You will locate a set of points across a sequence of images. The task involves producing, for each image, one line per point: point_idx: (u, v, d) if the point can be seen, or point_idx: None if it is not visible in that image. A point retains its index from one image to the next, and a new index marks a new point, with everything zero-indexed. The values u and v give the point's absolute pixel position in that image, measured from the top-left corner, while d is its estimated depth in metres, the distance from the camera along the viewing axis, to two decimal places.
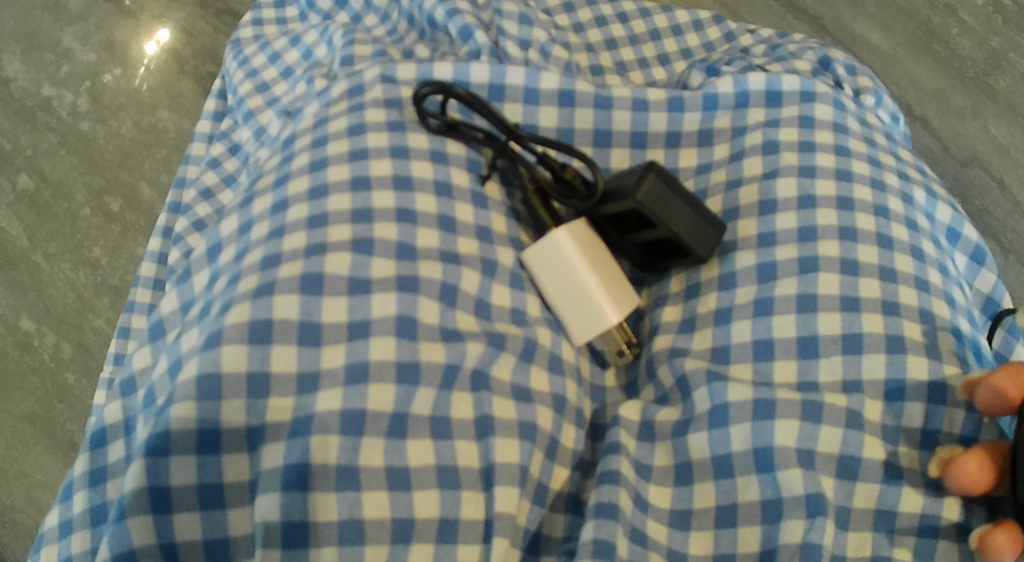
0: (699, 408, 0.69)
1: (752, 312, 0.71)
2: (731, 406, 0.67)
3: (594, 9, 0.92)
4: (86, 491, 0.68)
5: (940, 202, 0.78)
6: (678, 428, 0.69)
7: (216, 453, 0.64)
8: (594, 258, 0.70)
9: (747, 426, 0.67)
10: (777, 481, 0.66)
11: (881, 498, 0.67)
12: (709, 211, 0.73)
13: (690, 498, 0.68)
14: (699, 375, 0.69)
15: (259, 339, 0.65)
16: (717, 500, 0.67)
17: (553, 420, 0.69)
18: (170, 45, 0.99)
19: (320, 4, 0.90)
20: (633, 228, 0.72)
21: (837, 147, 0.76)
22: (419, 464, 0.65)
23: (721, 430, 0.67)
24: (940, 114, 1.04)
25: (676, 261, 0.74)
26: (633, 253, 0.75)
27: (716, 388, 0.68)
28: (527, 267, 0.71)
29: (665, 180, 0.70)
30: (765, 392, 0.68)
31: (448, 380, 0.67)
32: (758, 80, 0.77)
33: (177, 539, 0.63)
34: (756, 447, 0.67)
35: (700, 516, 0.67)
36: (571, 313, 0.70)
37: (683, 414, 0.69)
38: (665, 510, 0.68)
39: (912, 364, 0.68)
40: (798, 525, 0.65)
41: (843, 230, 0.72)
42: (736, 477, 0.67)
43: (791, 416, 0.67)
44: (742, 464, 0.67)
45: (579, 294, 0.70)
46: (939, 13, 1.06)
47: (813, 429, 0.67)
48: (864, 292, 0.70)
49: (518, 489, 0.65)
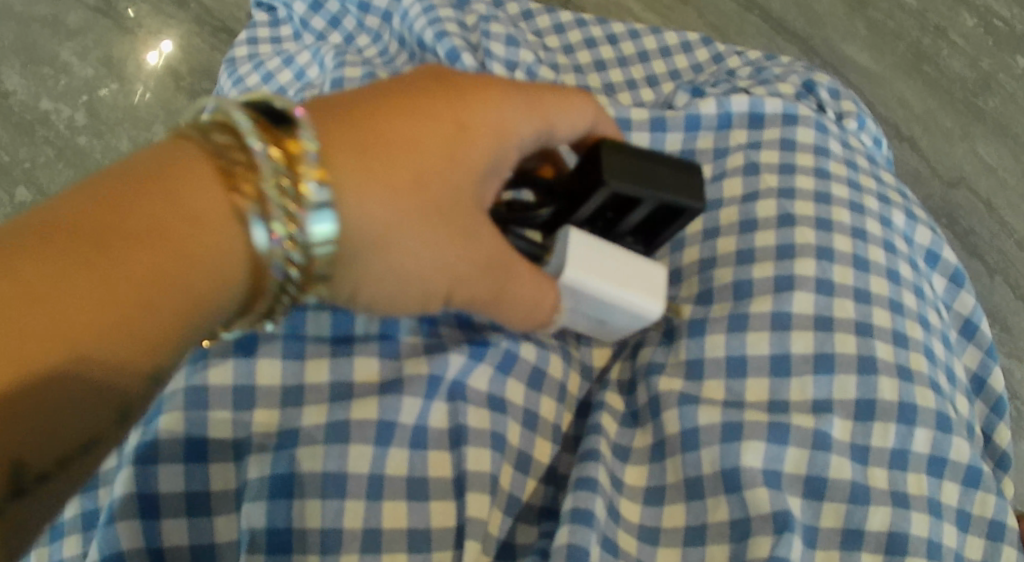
0: (670, 430, 0.75)
1: (727, 326, 0.77)
2: (701, 430, 0.74)
3: (584, 31, 0.95)
4: (78, 498, 0.71)
5: (919, 225, 0.86)
6: (655, 452, 0.75)
7: (204, 463, 0.67)
8: (583, 246, 0.69)
9: (716, 447, 0.73)
10: (744, 500, 0.72)
11: (850, 515, 0.73)
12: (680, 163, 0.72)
13: (659, 516, 0.74)
14: (671, 397, 0.75)
15: (244, 352, 0.69)
16: (688, 520, 0.73)
17: (523, 435, 0.70)
18: (169, 60, 1.02)
19: (313, 25, 0.93)
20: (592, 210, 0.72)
21: (819, 169, 0.82)
22: (395, 472, 0.66)
23: (693, 453, 0.73)
24: (928, 135, 1.05)
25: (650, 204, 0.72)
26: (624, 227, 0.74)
27: (687, 411, 0.74)
28: (578, 278, 0.69)
29: (624, 153, 0.69)
30: (732, 415, 0.74)
31: (430, 390, 0.68)
32: (742, 102, 0.84)
33: (165, 544, 0.66)
34: (724, 469, 0.73)
35: (668, 533, 0.73)
36: (639, 289, 0.71)
37: (655, 437, 0.76)
38: (635, 523, 0.74)
39: (886, 385, 0.76)
40: (766, 540, 0.70)
41: (821, 250, 0.79)
42: (707, 497, 0.73)
43: (757, 437, 0.73)
44: (712, 486, 0.73)
45: (604, 265, 0.70)
46: (930, 34, 1.07)
47: (780, 449, 0.73)
48: (837, 312, 0.77)
49: (490, 496, 0.67)
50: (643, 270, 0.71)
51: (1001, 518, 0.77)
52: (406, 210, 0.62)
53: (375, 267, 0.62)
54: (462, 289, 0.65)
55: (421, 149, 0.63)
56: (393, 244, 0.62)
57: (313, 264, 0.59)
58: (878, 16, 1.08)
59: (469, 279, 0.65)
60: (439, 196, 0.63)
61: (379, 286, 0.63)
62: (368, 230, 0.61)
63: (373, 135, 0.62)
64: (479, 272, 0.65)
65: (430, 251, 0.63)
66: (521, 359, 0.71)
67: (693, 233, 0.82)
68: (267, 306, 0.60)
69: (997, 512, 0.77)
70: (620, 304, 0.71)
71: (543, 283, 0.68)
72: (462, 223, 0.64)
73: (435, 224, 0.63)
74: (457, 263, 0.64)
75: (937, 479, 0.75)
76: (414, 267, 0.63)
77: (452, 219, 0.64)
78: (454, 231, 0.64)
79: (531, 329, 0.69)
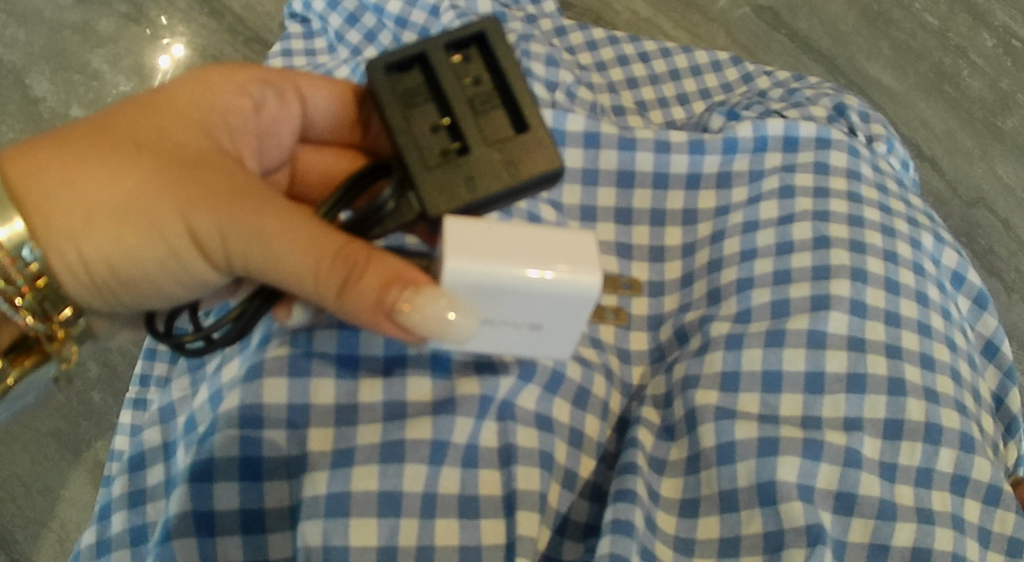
0: (706, 443, 0.77)
1: (764, 341, 0.79)
2: (737, 444, 0.76)
3: (616, 48, 0.97)
4: (125, 512, 0.79)
5: (946, 248, 0.88)
6: (689, 465, 0.77)
7: (258, 481, 0.75)
8: (463, 228, 0.62)
9: (753, 461, 0.75)
10: (779, 513, 0.74)
11: (877, 531, 0.75)
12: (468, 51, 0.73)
13: (694, 527, 0.76)
14: (708, 411, 0.77)
15: (299, 372, 0.77)
16: (722, 531, 0.75)
17: (569, 453, 0.78)
18: (182, 61, 1.04)
19: (348, 38, 0.94)
20: (427, 141, 0.71)
21: (850, 194, 0.85)
22: (446, 491, 0.74)
23: (729, 467, 0.76)
24: (949, 155, 1.06)
25: (472, 83, 0.72)
26: (472, 131, 0.71)
27: (724, 427, 0.76)
28: (467, 259, 0.61)
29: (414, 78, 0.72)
30: (769, 430, 0.76)
31: (482, 409, 0.76)
32: (777, 127, 0.86)
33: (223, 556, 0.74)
34: (760, 482, 0.75)
35: (702, 545, 0.75)
36: (553, 253, 0.62)
37: (691, 450, 0.78)
38: (671, 533, 0.76)
39: (914, 406, 0.78)
40: (799, 552, 0.73)
41: (855, 271, 0.81)
42: (741, 510, 0.75)
43: (793, 452, 0.75)
44: (747, 498, 0.75)
45: (495, 243, 0.62)
46: (951, 54, 1.09)
47: (813, 465, 0.75)
48: (869, 333, 0.79)
49: (538, 513, 0.74)
50: (559, 241, 0.63)
51: (1021, 537, 0.78)
52: (83, 173, 0.68)
53: (106, 234, 0.68)
54: (194, 221, 0.68)
55: (117, 123, 0.71)
56: (106, 199, 0.68)
57: (55, 316, 0.69)
58: (902, 35, 1.10)
59: (194, 208, 0.68)
60: (135, 177, 0.69)
61: (117, 248, 0.69)
62: (61, 212, 0.68)
63: (73, 135, 0.70)
64: (199, 200, 0.68)
65: (150, 199, 0.68)
66: (567, 378, 0.78)
67: (730, 254, 0.84)
68: (38, 358, 0.69)
69: (1017, 530, 0.78)
70: (529, 285, 0.62)
71: (332, 230, 0.67)
72: (166, 165, 0.70)
73: (142, 166, 0.69)
74: (174, 204, 0.68)
75: (959, 497, 0.78)
76: (136, 225, 0.68)
77: (151, 157, 0.69)
78: (159, 164, 0.69)
79: (372, 312, 0.66)
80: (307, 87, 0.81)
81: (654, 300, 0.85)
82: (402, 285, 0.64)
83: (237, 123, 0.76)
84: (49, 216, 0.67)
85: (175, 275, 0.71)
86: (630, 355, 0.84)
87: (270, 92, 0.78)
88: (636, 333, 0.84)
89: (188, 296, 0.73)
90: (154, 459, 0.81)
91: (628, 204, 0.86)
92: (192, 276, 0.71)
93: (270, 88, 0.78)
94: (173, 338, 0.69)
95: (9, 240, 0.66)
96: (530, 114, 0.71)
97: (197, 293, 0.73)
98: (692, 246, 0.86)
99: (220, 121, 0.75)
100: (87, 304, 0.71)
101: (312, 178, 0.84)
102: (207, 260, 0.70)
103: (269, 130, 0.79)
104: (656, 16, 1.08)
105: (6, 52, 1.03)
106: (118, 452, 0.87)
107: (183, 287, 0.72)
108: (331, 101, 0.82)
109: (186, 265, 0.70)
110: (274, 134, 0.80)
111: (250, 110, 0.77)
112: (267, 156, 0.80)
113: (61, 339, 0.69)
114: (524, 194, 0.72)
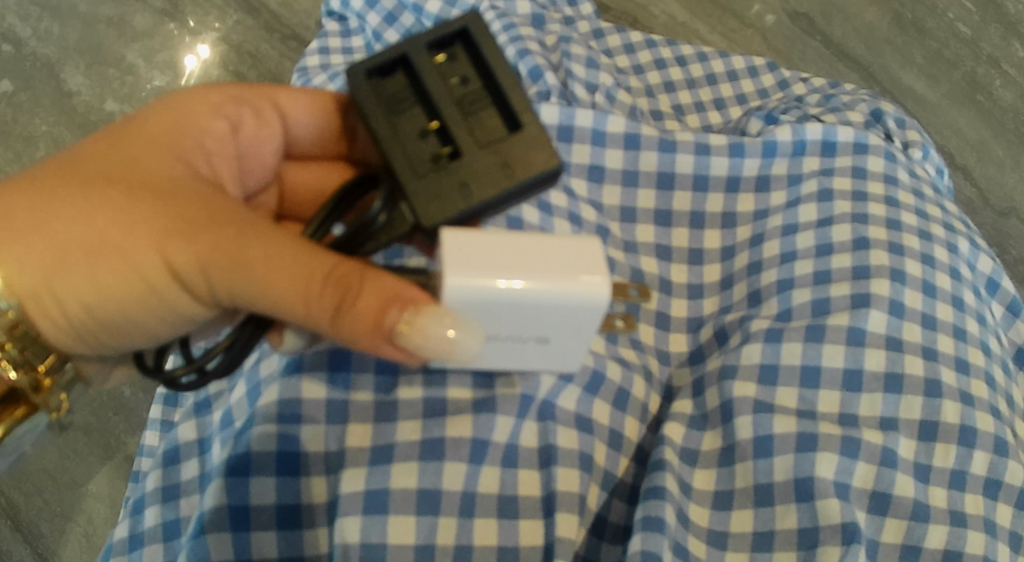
0: (742, 436, 0.77)
1: (803, 336, 0.78)
2: (775, 438, 0.76)
3: (654, 52, 0.98)
4: (159, 507, 0.79)
5: (982, 254, 0.88)
6: (724, 457, 0.77)
7: (296, 476, 0.75)
8: (460, 244, 0.63)
9: (790, 456, 0.75)
10: (815, 510, 0.74)
11: (910, 532, 0.75)
12: (452, 47, 0.71)
13: (727, 521, 0.75)
14: (746, 404, 0.77)
15: (338, 366, 0.77)
16: (755, 526, 0.75)
17: (608, 455, 0.78)
18: (210, 61, 1.04)
19: (386, 37, 0.95)
20: (417, 149, 0.69)
21: (888, 198, 0.85)
22: (486, 490, 0.74)
23: (765, 461, 0.76)
24: (981, 165, 1.07)
25: (458, 82, 0.70)
26: (463, 134, 0.69)
27: (762, 421, 0.76)
28: (470, 277, 0.62)
29: (399, 80, 0.70)
30: (807, 426, 0.76)
31: (522, 409, 0.76)
32: (816, 131, 0.86)
33: (258, 553, 0.74)
34: (797, 477, 0.75)
35: (736, 538, 0.75)
36: (557, 266, 0.63)
37: (726, 442, 0.77)
38: (704, 527, 0.76)
39: (949, 408, 0.78)
40: (833, 550, 0.73)
41: (894, 272, 0.81)
42: (776, 505, 0.75)
43: (831, 450, 0.75)
44: (783, 493, 0.75)
45: (497, 259, 0.62)
46: (984, 64, 1.10)
47: (850, 464, 0.75)
48: (906, 335, 0.79)
49: (577, 515, 0.74)
50: (556, 249, 0.63)
51: None
52: (52, 212, 0.67)
53: (82, 274, 0.67)
54: (168, 255, 0.66)
55: (88, 157, 0.70)
56: (77, 238, 0.67)
57: (40, 365, 0.70)
58: (935, 44, 1.10)
59: (167, 240, 0.66)
60: (106, 215, 0.67)
61: (94, 289, 0.68)
62: (32, 255, 0.67)
63: (43, 174, 0.69)
64: (171, 231, 0.66)
65: (121, 236, 0.67)
66: (608, 379, 0.79)
67: (770, 256, 0.84)
68: (26, 409, 0.71)
69: None
70: (534, 300, 0.63)
71: (321, 252, 0.64)
72: (137, 197, 0.68)
73: (111, 201, 0.67)
74: (146, 237, 0.67)
75: (993, 501, 0.77)
76: (111, 262, 0.67)
77: (124, 189, 0.68)
78: (131, 196, 0.67)
79: (370, 336, 0.63)
80: (284, 103, 0.78)
81: (694, 303, 0.86)
82: (401, 306, 0.62)
83: (213, 146, 0.73)
84: (25, 259, 0.67)
85: (157, 312, 0.69)
86: (669, 356, 0.84)
87: (245, 113, 0.76)
88: (675, 334, 0.85)
89: (173, 332, 0.71)
90: (188, 453, 0.80)
91: (667, 205, 0.86)
92: (173, 311, 0.69)
93: (246, 107, 0.76)
94: (165, 374, 0.66)
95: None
96: (521, 112, 0.68)
97: (183, 328, 0.71)
98: (730, 249, 0.86)
99: (195, 144, 0.72)
100: (70, 346, 0.71)
101: (300, 196, 0.82)
102: (189, 293, 0.68)
103: (248, 151, 0.77)
104: (693, 21, 1.09)
105: (43, 46, 1.03)
106: (150, 448, 0.88)
107: (164, 324, 0.70)
108: (310, 114, 0.79)
109: (169, 302, 0.68)
110: (255, 154, 0.77)
111: (227, 131, 0.74)
112: (249, 176, 0.78)
113: (49, 388, 0.71)
114: (521, 196, 0.70)
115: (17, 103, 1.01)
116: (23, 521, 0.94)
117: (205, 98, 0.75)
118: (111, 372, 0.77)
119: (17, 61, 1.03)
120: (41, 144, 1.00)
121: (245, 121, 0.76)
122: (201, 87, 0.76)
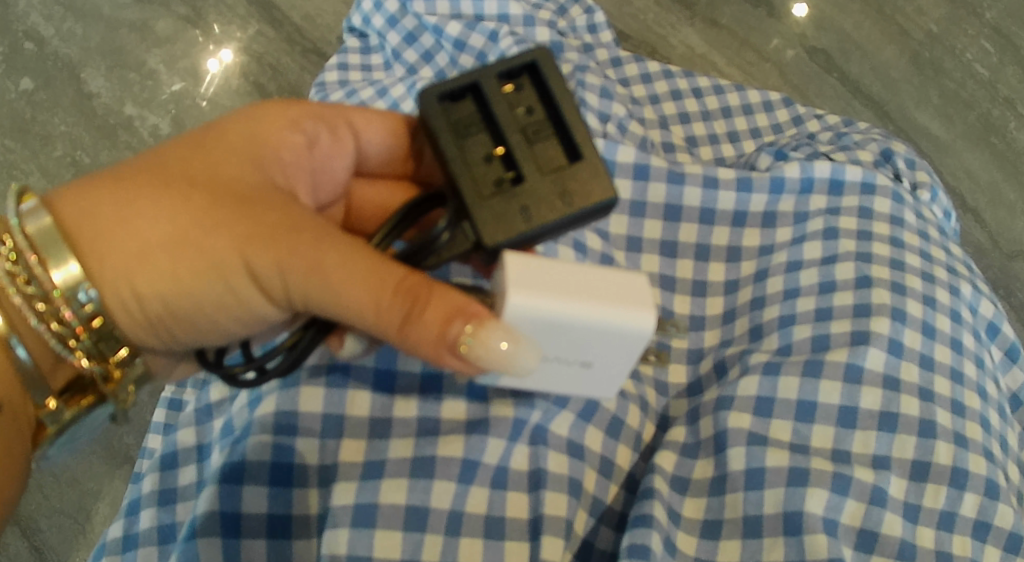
0: (733, 466, 0.77)
1: (801, 370, 0.79)
2: (767, 471, 0.76)
3: (670, 83, 1.00)
4: (154, 510, 0.80)
5: (983, 298, 0.88)
6: (714, 486, 0.77)
7: (289, 487, 0.76)
8: (520, 263, 0.62)
9: (781, 489, 0.76)
10: (802, 544, 0.74)
11: None
12: (522, 78, 0.69)
13: (714, 550, 0.76)
14: (740, 435, 0.78)
15: (337, 384, 0.78)
16: (742, 557, 0.75)
17: (598, 482, 0.78)
18: (227, 66, 1.06)
19: (405, 57, 0.96)
20: (482, 171, 0.68)
21: (893, 239, 0.85)
22: (474, 510, 0.74)
23: (756, 492, 0.76)
24: (992, 207, 1.07)
25: (524, 110, 0.68)
26: (526, 161, 0.67)
27: (755, 452, 0.77)
28: (524, 294, 0.61)
29: (467, 105, 0.69)
30: (800, 460, 0.76)
31: (514, 433, 0.77)
32: (824, 169, 0.87)
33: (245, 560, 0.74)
34: (786, 511, 0.75)
35: None
36: (607, 293, 0.63)
37: (717, 471, 0.78)
38: (690, 555, 0.76)
39: (942, 450, 0.78)
40: None
41: (895, 311, 0.81)
42: (765, 537, 0.75)
43: (822, 485, 0.75)
44: (772, 527, 0.75)
45: (553, 279, 0.62)
46: (999, 106, 1.10)
47: (840, 500, 0.75)
48: (904, 374, 0.79)
49: (563, 539, 0.74)
50: (610, 278, 0.63)
51: None
52: (138, 210, 0.68)
53: (162, 272, 0.68)
54: (248, 259, 0.67)
55: (172, 162, 0.70)
56: (162, 237, 0.67)
57: (112, 357, 0.69)
58: (952, 85, 1.10)
59: (250, 246, 0.67)
60: (189, 219, 0.67)
61: (173, 286, 0.68)
62: (116, 251, 0.67)
63: (129, 173, 0.69)
64: (253, 239, 0.67)
65: (203, 239, 0.67)
66: (603, 408, 0.79)
67: (773, 292, 0.84)
68: (94, 399, 0.69)
69: None
70: (584, 322, 0.62)
71: (390, 263, 0.65)
72: (219, 203, 0.68)
73: (195, 206, 0.68)
74: (228, 242, 0.67)
75: (980, 543, 0.78)
76: (193, 263, 0.68)
77: (207, 197, 0.68)
78: (214, 203, 0.68)
79: (435, 347, 0.64)
80: (359, 123, 0.79)
81: (695, 334, 0.86)
82: (465, 319, 0.63)
83: (290, 160, 0.74)
84: (106, 254, 0.67)
85: (232, 312, 0.70)
86: (668, 387, 0.84)
87: (323, 129, 0.76)
88: (675, 365, 0.85)
89: (244, 333, 0.72)
90: (186, 459, 0.82)
91: (673, 236, 0.87)
92: (248, 313, 0.70)
93: (323, 124, 0.77)
94: (225, 370, 0.68)
95: (64, 283, 0.65)
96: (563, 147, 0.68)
97: (254, 331, 0.72)
98: (735, 283, 0.86)
99: (274, 156, 0.73)
100: (146, 343, 0.70)
101: (367, 212, 0.83)
102: (265, 296, 0.69)
103: (323, 167, 0.77)
104: (711, 52, 1.11)
105: (64, 46, 1.05)
106: (151, 450, 0.89)
107: (238, 324, 0.71)
108: (382, 136, 0.79)
109: (244, 304, 0.69)
110: (329, 171, 0.78)
111: (304, 146, 0.75)
112: (322, 192, 0.78)
113: (118, 380, 0.69)
114: (579, 222, 0.68)
115: (36, 101, 1.03)
116: (22, 516, 0.95)
117: (286, 112, 0.75)
118: (175, 368, 0.76)
119: (38, 60, 1.04)
120: (59, 144, 1.02)
121: (320, 136, 0.76)
122: (282, 101, 0.76)
